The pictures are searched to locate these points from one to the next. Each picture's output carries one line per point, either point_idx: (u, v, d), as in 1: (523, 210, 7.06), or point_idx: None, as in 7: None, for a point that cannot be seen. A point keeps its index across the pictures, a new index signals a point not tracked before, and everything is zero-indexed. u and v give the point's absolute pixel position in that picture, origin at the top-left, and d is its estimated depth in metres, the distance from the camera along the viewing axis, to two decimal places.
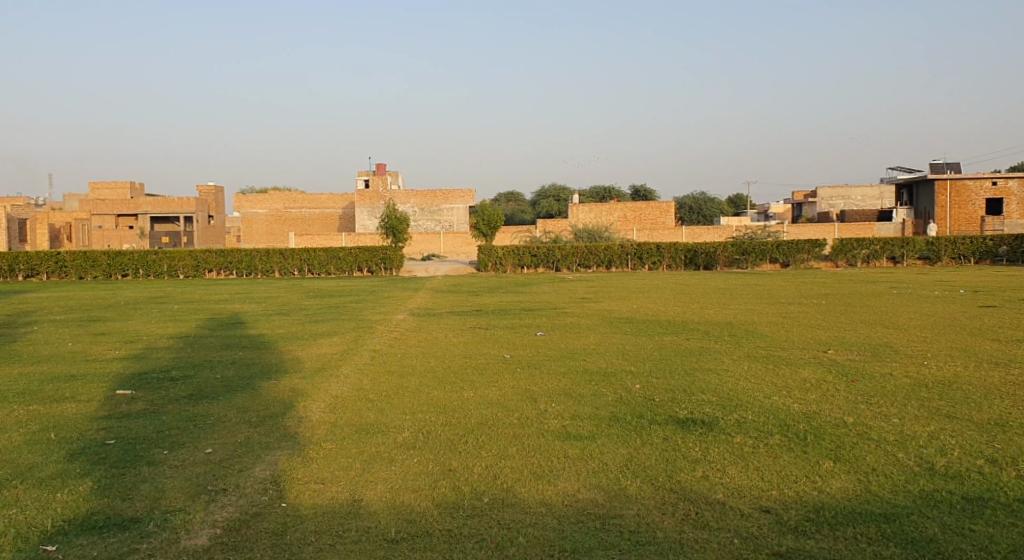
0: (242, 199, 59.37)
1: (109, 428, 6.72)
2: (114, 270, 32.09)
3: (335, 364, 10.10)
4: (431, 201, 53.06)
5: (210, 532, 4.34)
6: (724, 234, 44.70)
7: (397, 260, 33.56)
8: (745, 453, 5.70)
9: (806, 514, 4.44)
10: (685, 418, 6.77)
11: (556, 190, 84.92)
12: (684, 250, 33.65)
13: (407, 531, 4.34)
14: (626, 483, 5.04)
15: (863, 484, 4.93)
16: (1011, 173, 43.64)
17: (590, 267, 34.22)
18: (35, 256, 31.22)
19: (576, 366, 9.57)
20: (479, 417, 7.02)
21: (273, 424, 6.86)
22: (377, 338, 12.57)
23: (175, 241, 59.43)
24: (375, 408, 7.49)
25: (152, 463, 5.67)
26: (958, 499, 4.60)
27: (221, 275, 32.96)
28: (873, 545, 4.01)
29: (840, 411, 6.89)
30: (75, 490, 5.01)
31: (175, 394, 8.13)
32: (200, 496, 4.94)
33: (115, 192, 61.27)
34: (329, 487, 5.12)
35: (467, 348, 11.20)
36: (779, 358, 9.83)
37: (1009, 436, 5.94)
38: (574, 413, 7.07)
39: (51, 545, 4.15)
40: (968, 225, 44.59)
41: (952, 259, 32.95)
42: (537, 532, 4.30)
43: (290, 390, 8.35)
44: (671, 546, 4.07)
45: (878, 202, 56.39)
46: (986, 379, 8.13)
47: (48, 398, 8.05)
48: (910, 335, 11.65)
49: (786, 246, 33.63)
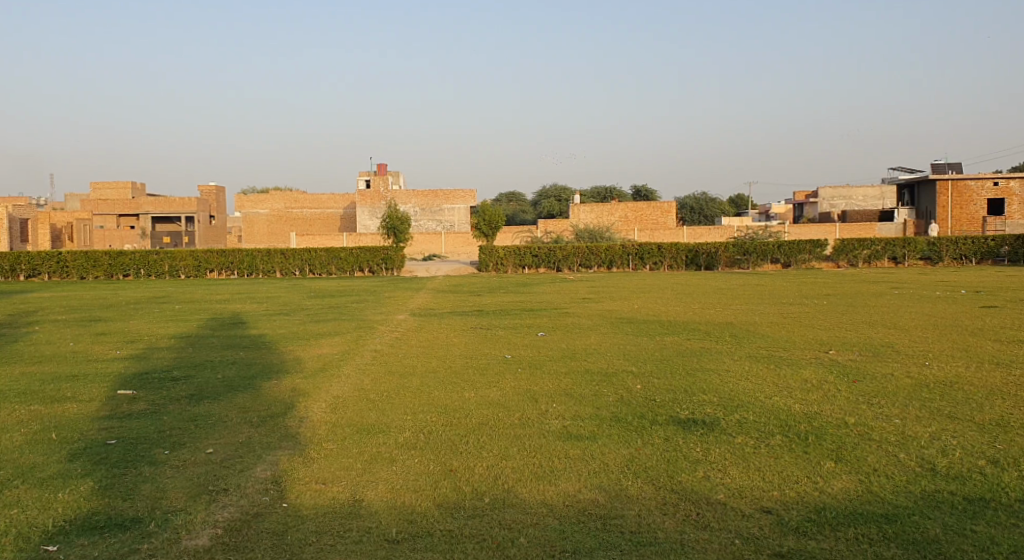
0: (242, 199, 59.23)
1: (110, 428, 6.72)
2: (115, 270, 32.11)
3: (337, 364, 10.10)
4: (432, 201, 53.08)
5: (210, 532, 4.35)
6: (726, 234, 44.72)
7: (398, 260, 33.57)
8: (746, 453, 5.71)
9: (807, 515, 4.45)
10: (686, 419, 6.77)
11: (557, 190, 85.00)
12: (685, 250, 33.65)
13: (408, 532, 4.34)
14: (627, 484, 5.04)
15: (863, 484, 4.94)
16: (1013, 173, 43.59)
17: (591, 267, 34.25)
18: (36, 256, 31.23)
19: (576, 366, 9.58)
20: (480, 417, 7.02)
21: (274, 424, 6.86)
22: (378, 338, 12.59)
23: (176, 241, 59.41)
24: (376, 408, 7.49)
25: (154, 463, 5.67)
26: (959, 500, 4.60)
27: (222, 275, 33.00)
28: (874, 545, 4.01)
29: (841, 411, 6.89)
30: (76, 490, 5.02)
31: (176, 394, 8.14)
32: (201, 495, 4.94)
33: (117, 192, 61.41)
34: (330, 487, 5.13)
35: (468, 349, 11.21)
36: (780, 358, 9.84)
37: (1010, 436, 5.95)
38: (575, 413, 7.08)
39: (53, 544, 4.16)
40: (969, 226, 44.57)
41: (953, 259, 32.93)
42: (538, 532, 4.30)
43: (291, 390, 8.36)
44: (671, 546, 4.07)
45: (879, 202, 56.43)
46: (988, 379, 8.14)
47: (50, 397, 8.06)
48: (910, 335, 11.66)
49: (787, 246, 33.59)
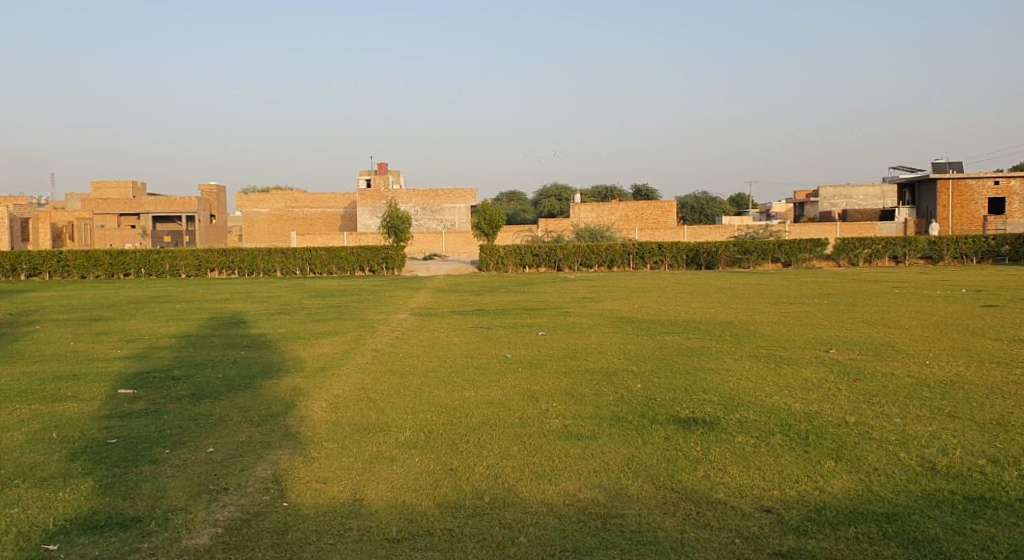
0: (243, 199, 59.08)
1: (110, 428, 6.71)
2: (116, 270, 32.12)
3: (337, 363, 10.08)
4: (432, 201, 53.04)
5: (210, 531, 4.34)
6: (726, 234, 44.93)
7: (398, 260, 33.58)
8: (747, 453, 5.69)
9: (807, 515, 4.44)
10: (686, 418, 6.74)
11: (557, 189, 84.98)
12: (685, 250, 33.61)
13: (408, 531, 4.34)
14: (628, 483, 5.03)
15: (864, 483, 4.93)
16: (1014, 173, 43.48)
17: (591, 267, 34.21)
18: (37, 256, 31.25)
19: (577, 366, 9.54)
20: (480, 417, 7.00)
21: (274, 423, 6.85)
22: (379, 337, 12.56)
23: (177, 241, 59.44)
24: (376, 407, 7.48)
25: (154, 462, 5.66)
26: (959, 499, 4.59)
27: (223, 275, 33.00)
28: (874, 545, 4.00)
29: (842, 411, 6.87)
30: (77, 490, 5.02)
31: (176, 394, 8.12)
32: (202, 495, 4.94)
33: (117, 192, 61.47)
34: (330, 486, 5.13)
35: (468, 348, 11.18)
36: (780, 358, 9.79)
37: (1011, 436, 5.93)
38: (575, 413, 7.06)
39: (53, 544, 4.16)
40: (970, 225, 44.49)
41: (954, 259, 32.88)
42: (538, 532, 4.30)
43: (291, 390, 8.34)
44: (671, 546, 4.06)
45: (880, 201, 56.34)
46: (988, 378, 8.11)
47: (51, 397, 8.05)
48: (911, 335, 11.59)
49: (787, 245, 33.57)
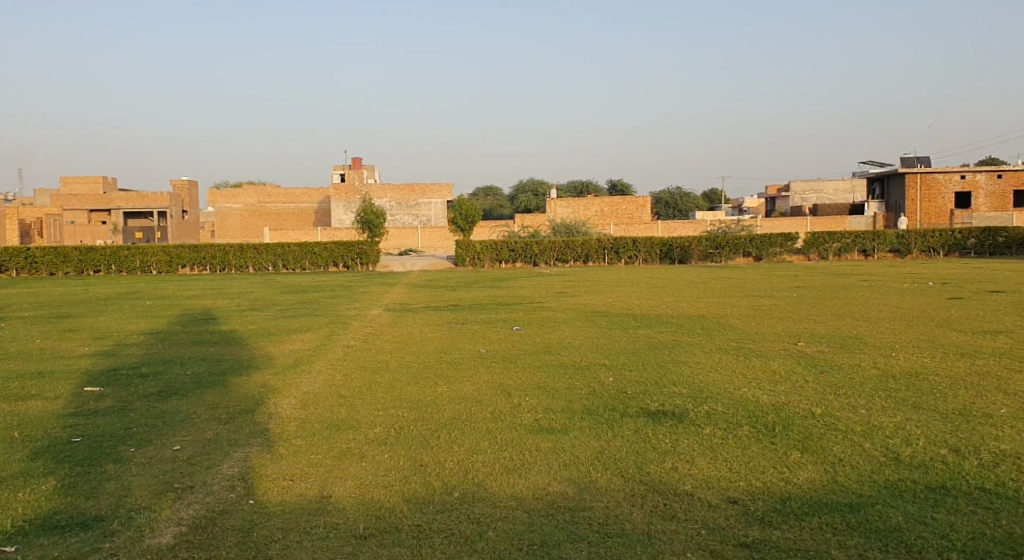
0: (216, 194, 58.31)
1: (75, 426, 6.57)
2: (85, 266, 31.55)
3: (309, 360, 9.99)
4: (408, 196, 52.84)
5: (174, 530, 4.28)
6: (700, 229, 45.16)
7: (373, 255, 33.19)
8: (714, 444, 5.74)
9: (772, 505, 4.48)
10: (656, 411, 6.80)
11: (534, 185, 85.37)
12: (659, 244, 33.86)
13: (375, 528, 4.31)
14: (597, 476, 5.06)
15: (829, 474, 5.00)
16: (979, 167, 44.52)
17: (567, 262, 34.15)
18: (3, 254, 30.62)
19: (550, 360, 9.56)
20: (452, 413, 6.99)
21: (242, 420, 6.78)
22: (352, 333, 12.48)
23: (148, 237, 58.69)
24: (347, 404, 7.42)
25: (119, 460, 5.59)
26: (921, 489, 4.67)
27: (195, 270, 32.57)
28: (838, 535, 4.05)
29: (808, 402, 6.96)
30: (37, 489, 4.92)
31: (143, 391, 8.01)
32: (167, 494, 4.86)
33: (88, 188, 60.73)
34: (298, 483, 5.09)
35: (443, 344, 11.12)
36: (748, 350, 9.93)
37: (972, 426, 6.04)
38: (546, 406, 7.09)
39: (11, 545, 4.08)
40: (938, 219, 45.14)
41: (922, 251, 33.56)
42: (507, 526, 4.28)
43: (261, 386, 8.28)
44: (638, 538, 4.08)
45: (849, 196, 57.17)
46: (952, 369, 8.28)
47: (13, 396, 7.85)
48: (878, 327, 11.79)
49: (759, 239, 34.05)
